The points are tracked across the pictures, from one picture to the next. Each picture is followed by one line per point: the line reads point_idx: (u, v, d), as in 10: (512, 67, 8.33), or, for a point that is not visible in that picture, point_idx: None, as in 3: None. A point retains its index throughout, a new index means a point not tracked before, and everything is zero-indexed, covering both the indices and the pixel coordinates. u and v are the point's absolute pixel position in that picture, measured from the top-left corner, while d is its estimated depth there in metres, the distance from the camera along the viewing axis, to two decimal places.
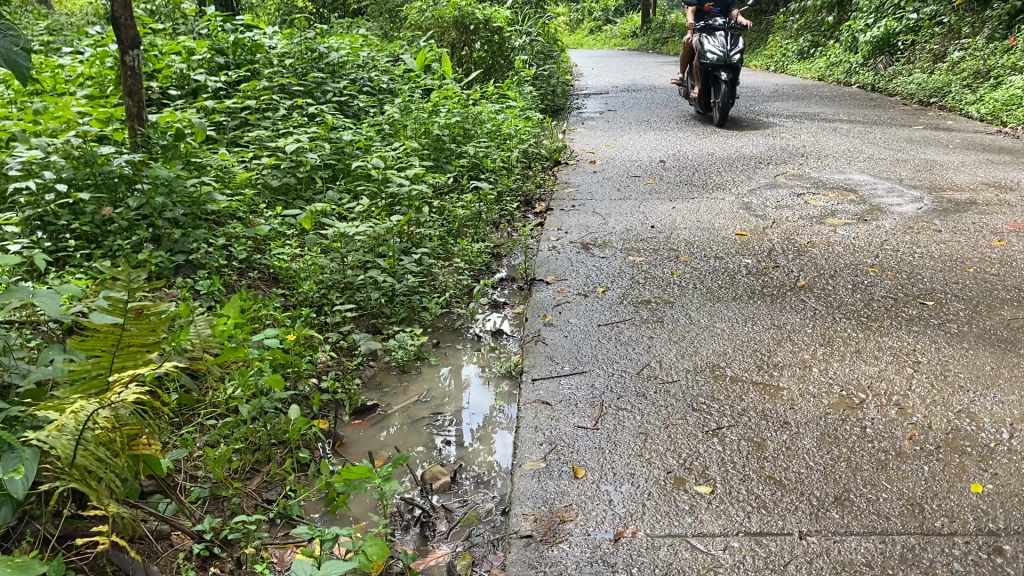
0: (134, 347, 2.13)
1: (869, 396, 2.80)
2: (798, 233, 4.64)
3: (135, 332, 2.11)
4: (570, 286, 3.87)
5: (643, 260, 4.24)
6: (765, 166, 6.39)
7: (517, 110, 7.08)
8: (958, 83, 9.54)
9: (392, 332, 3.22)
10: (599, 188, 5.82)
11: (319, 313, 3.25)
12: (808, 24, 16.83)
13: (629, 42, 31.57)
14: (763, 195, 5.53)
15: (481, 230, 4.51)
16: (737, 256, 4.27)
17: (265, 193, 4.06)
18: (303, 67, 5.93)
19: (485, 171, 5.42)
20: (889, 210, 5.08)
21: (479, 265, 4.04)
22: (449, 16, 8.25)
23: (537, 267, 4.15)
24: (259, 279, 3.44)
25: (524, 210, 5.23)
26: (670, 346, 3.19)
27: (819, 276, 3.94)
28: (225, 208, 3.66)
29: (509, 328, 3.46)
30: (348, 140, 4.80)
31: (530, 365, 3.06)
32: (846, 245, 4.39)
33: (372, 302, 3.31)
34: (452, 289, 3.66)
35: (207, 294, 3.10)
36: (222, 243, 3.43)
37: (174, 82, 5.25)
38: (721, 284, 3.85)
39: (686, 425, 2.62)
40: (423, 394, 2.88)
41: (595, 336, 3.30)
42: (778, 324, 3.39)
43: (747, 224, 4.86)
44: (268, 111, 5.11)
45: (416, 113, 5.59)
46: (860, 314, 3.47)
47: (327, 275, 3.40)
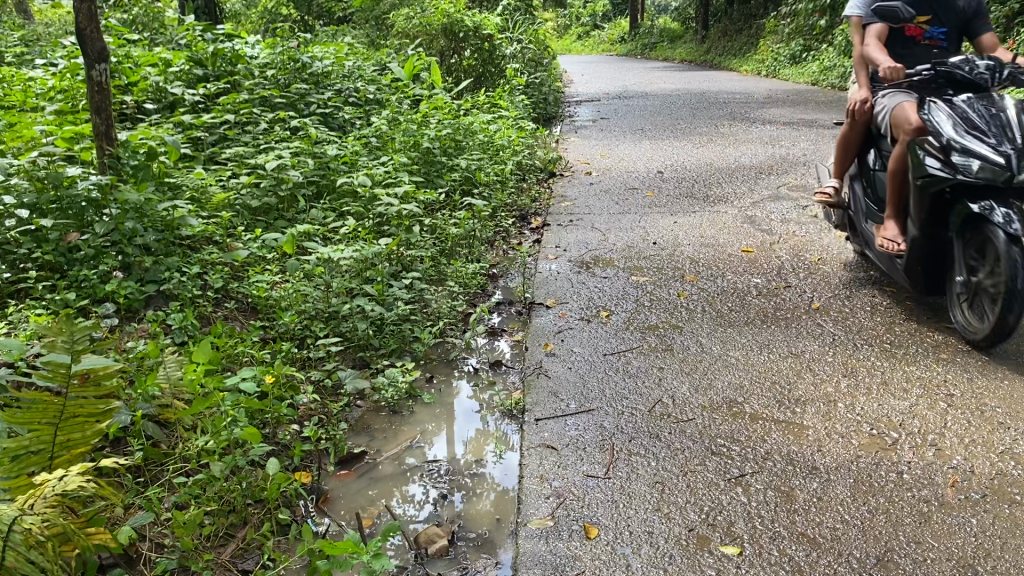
0: (81, 417, 1.95)
1: (903, 436, 2.57)
2: (807, 249, 4.42)
3: (81, 400, 1.94)
4: (571, 310, 3.63)
5: (647, 280, 4.01)
6: (767, 176, 6.18)
7: (509, 120, 6.85)
8: None
9: (381, 366, 2.98)
10: (596, 202, 5.59)
11: (302, 347, 3.01)
12: (800, 27, 16.68)
13: (618, 48, 31.44)
14: (768, 207, 5.32)
15: (475, 249, 4.28)
16: (745, 275, 4.05)
17: (244, 214, 3.82)
18: (286, 78, 5.68)
19: (477, 184, 5.19)
20: None
21: (473, 288, 3.80)
22: (438, 24, 8.01)
23: (536, 289, 3.91)
24: (237, 309, 3.20)
25: (519, 226, 5.00)
26: (683, 378, 2.96)
27: (835, 296, 3.72)
28: (199, 232, 3.42)
29: (507, 359, 3.22)
30: (333, 155, 4.56)
31: (532, 402, 2.82)
32: (859, 262, 4.17)
33: (359, 333, 3.07)
34: (445, 316, 3.42)
35: (178, 328, 2.87)
36: (197, 271, 3.19)
37: (150, 96, 5.01)
38: (731, 307, 3.63)
39: (706, 472, 2.38)
40: (416, 438, 2.64)
41: (601, 368, 3.06)
42: (796, 352, 3.16)
43: (753, 239, 4.64)
44: (249, 126, 4.87)
45: (405, 125, 5.35)
46: (883, 340, 3.25)
47: (310, 304, 3.17)
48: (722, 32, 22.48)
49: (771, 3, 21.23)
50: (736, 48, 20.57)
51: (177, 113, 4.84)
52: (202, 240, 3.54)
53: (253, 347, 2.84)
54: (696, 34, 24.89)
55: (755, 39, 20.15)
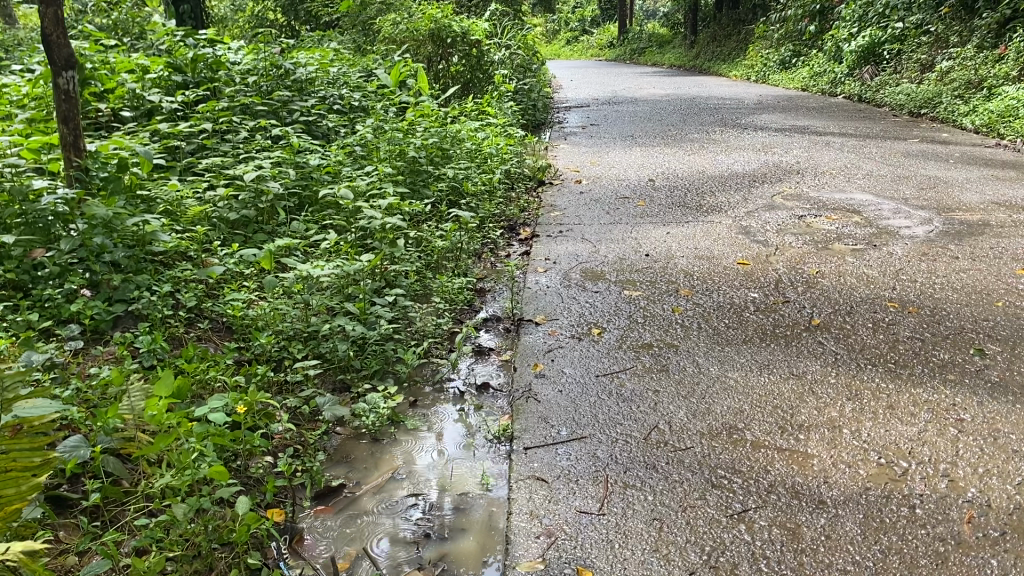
0: (17, 472, 1.82)
1: (913, 466, 2.43)
2: (804, 262, 4.29)
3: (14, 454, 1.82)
4: (561, 328, 3.48)
5: (640, 295, 3.87)
6: (760, 185, 6.05)
7: (498, 127, 6.70)
8: (949, 93, 9.28)
9: (362, 390, 2.83)
10: (586, 211, 5.45)
11: (277, 371, 2.86)
12: (789, 33, 16.62)
13: (607, 53, 31.35)
14: (762, 217, 5.20)
15: (462, 263, 4.13)
16: (742, 289, 3.92)
17: (220, 227, 3.66)
18: (267, 85, 5.52)
19: (465, 195, 5.05)
20: (898, 234, 4.75)
21: (459, 305, 3.65)
22: (425, 28, 7.85)
23: (525, 304, 3.77)
24: (211, 329, 3.04)
25: (508, 237, 4.86)
26: (679, 402, 2.81)
27: (836, 313, 3.58)
28: (172, 248, 3.26)
29: (495, 380, 3.07)
30: (315, 165, 4.41)
31: (521, 428, 2.67)
32: (858, 276, 4.04)
33: (340, 355, 2.91)
34: (430, 335, 3.27)
35: (147, 351, 2.70)
36: (169, 289, 3.03)
37: (127, 102, 4.84)
38: (728, 324, 3.49)
39: (706, 507, 2.24)
40: (399, 468, 2.49)
41: (593, 391, 2.91)
42: (797, 373, 3.03)
43: (749, 251, 4.51)
44: (228, 134, 4.71)
45: (390, 134, 5.20)
46: (887, 360, 3.12)
47: (287, 324, 3.00)
48: (711, 37, 22.43)
49: (759, 8, 21.20)
50: (725, 53, 20.51)
51: (153, 121, 4.67)
52: (175, 255, 3.38)
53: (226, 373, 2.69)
54: (685, 39, 24.84)
55: (744, 43, 20.09)
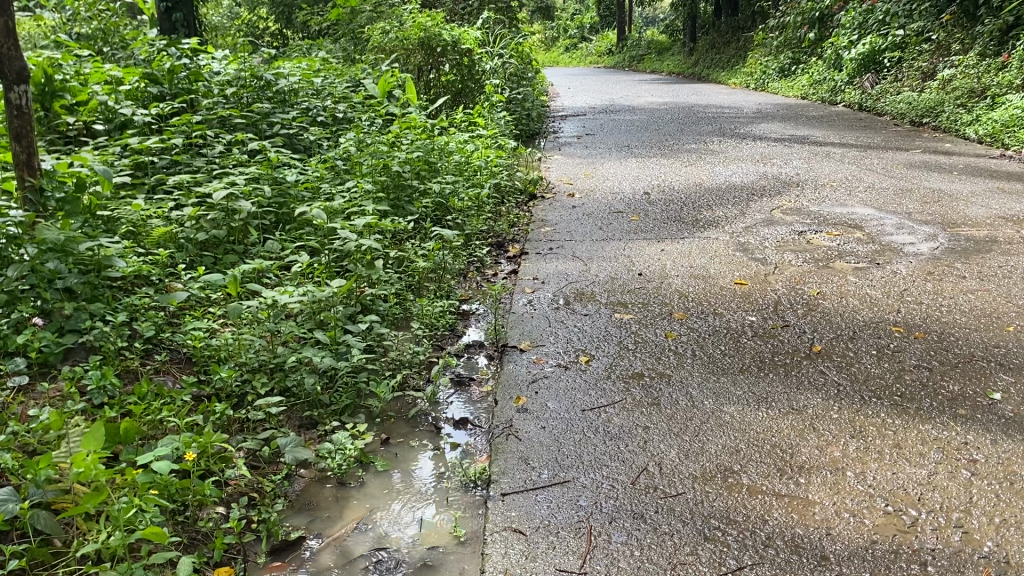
0: None
1: (923, 515, 2.23)
2: (805, 282, 4.10)
3: None
4: (547, 355, 3.29)
5: (632, 318, 3.68)
6: (758, 198, 5.87)
7: (488, 139, 6.52)
8: (952, 102, 9.10)
9: (328, 428, 2.64)
10: (578, 226, 5.26)
11: (239, 408, 2.66)
12: (789, 40, 16.47)
13: (605, 60, 31.20)
14: (760, 233, 5.00)
15: (445, 284, 3.94)
16: (739, 311, 3.72)
17: (187, 249, 3.47)
18: (248, 97, 5.34)
19: (452, 211, 4.86)
20: (902, 251, 4.56)
21: (440, 331, 3.46)
22: (415, 38, 7.68)
23: (510, 329, 3.57)
24: (170, 361, 2.85)
25: (495, 255, 4.67)
26: (671, 440, 2.62)
27: (838, 338, 3.39)
28: (131, 273, 3.07)
29: (474, 414, 2.87)
30: (292, 181, 4.23)
31: (499, 471, 2.47)
32: (862, 297, 3.85)
33: (306, 389, 2.72)
34: (407, 364, 3.08)
35: (96, 389, 2.51)
36: (125, 319, 2.84)
37: (100, 116, 4.67)
38: (724, 351, 3.29)
39: (698, 564, 2.04)
40: (364, 517, 2.29)
41: (579, 427, 2.71)
42: (797, 407, 2.83)
43: (747, 269, 4.31)
44: (204, 149, 4.52)
45: (373, 148, 5.02)
46: (893, 392, 2.92)
47: (252, 356, 2.81)
48: (710, 45, 22.29)
49: (757, 15, 21.07)
50: (724, 60, 20.36)
51: (125, 136, 4.49)
52: (137, 280, 3.19)
53: (181, 412, 2.49)
54: (684, 46, 24.70)
55: (743, 51, 19.93)
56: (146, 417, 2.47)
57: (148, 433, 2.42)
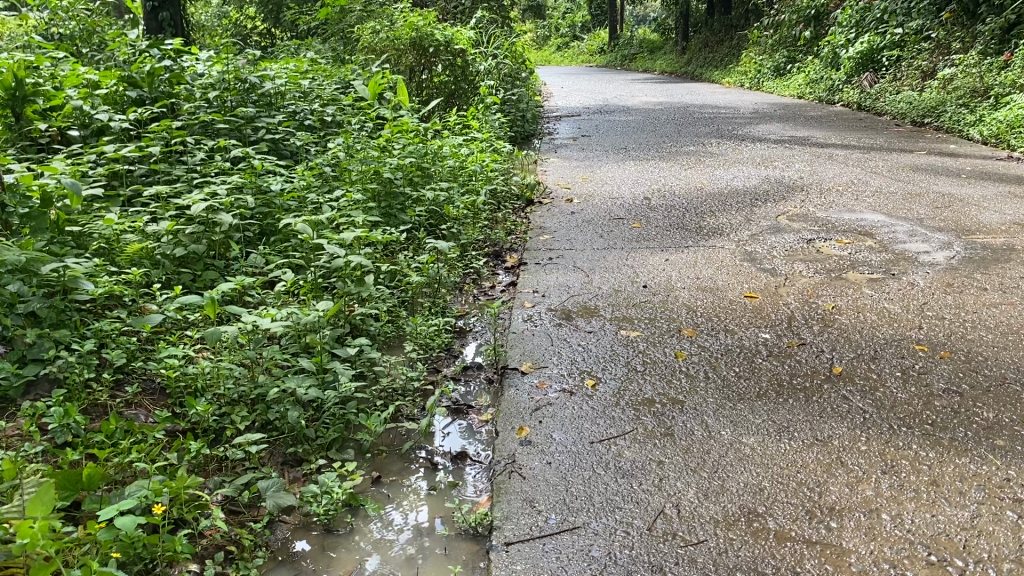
0: None
1: (971, 566, 2.02)
2: (819, 294, 3.90)
3: None
4: (550, 378, 3.07)
5: (638, 335, 3.47)
6: (763, 203, 5.66)
7: (483, 142, 6.30)
8: (954, 102, 8.91)
9: (314, 467, 2.43)
10: (578, 234, 5.05)
11: (217, 445, 2.45)
12: (784, 38, 16.25)
13: (597, 60, 31.02)
14: (768, 241, 4.80)
15: (440, 300, 3.73)
16: (751, 327, 3.51)
17: (164, 266, 3.25)
18: (232, 100, 5.11)
19: (446, 219, 4.65)
20: (917, 260, 4.36)
21: (435, 352, 3.25)
22: (406, 37, 7.44)
23: (510, 348, 3.36)
24: (143, 392, 2.64)
25: (492, 266, 4.46)
26: (688, 478, 2.40)
27: (859, 359, 3.18)
28: (101, 295, 2.85)
29: (472, 447, 2.65)
30: (277, 190, 4.01)
31: (502, 515, 2.26)
32: (880, 312, 3.65)
33: (290, 423, 2.51)
34: (400, 392, 2.87)
35: (59, 427, 2.30)
36: (93, 347, 2.62)
37: (75, 121, 4.45)
38: (739, 372, 3.08)
39: None
40: (354, 571, 2.06)
41: (588, 462, 2.50)
42: (822, 437, 2.62)
43: (757, 281, 4.11)
44: (184, 156, 4.30)
45: (364, 154, 4.80)
46: (923, 420, 2.71)
47: (230, 386, 2.60)
48: (703, 44, 22.09)
49: (750, 14, 20.88)
50: (718, 59, 20.18)
51: (100, 143, 4.26)
52: (108, 301, 2.97)
53: (151, 452, 2.28)
54: (676, 44, 24.51)
55: (737, 49, 19.73)
56: (114, 459, 2.26)
57: (116, 478, 2.21)
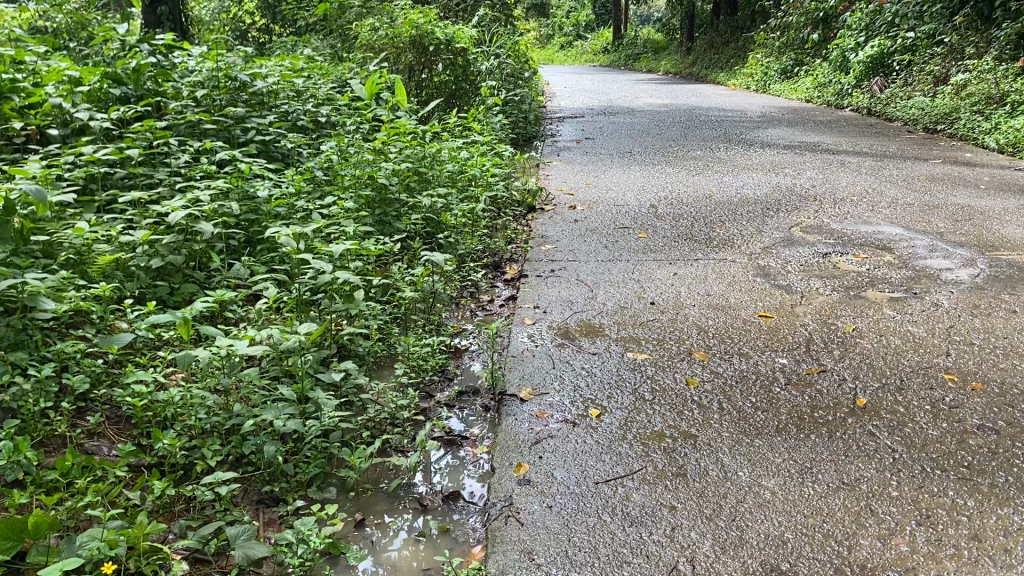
0: None
1: None
2: (837, 314, 3.68)
3: None
4: (552, 406, 2.85)
5: (646, 358, 3.24)
6: (775, 213, 5.44)
7: (484, 145, 6.08)
8: (969, 108, 8.69)
9: (292, 509, 2.20)
10: (581, 244, 4.83)
11: (185, 482, 2.23)
12: (791, 41, 15.99)
13: (602, 60, 30.81)
14: (781, 254, 4.57)
15: (435, 317, 3.51)
16: (767, 351, 3.29)
17: (138, 279, 3.03)
18: (221, 99, 4.89)
19: (443, 227, 4.43)
20: (939, 277, 4.14)
21: (427, 374, 3.03)
22: (406, 35, 7.21)
23: (508, 371, 3.14)
24: (107, 421, 2.42)
25: (491, 277, 4.24)
26: (703, 528, 2.18)
27: (884, 389, 2.95)
28: (66, 312, 2.63)
29: (465, 485, 2.42)
30: (264, 197, 3.79)
31: (497, 570, 2.03)
32: (904, 336, 3.43)
33: (266, 458, 2.28)
34: (389, 421, 2.65)
35: (8, 463, 2.08)
36: (53, 371, 2.40)
37: (54, 120, 4.24)
38: (756, 403, 2.86)
39: None
40: None
41: (592, 507, 2.27)
42: (850, 481, 2.39)
43: (771, 298, 3.89)
44: (168, 159, 4.08)
45: (358, 157, 4.58)
46: (959, 461, 2.48)
47: (202, 416, 2.38)
48: (708, 44, 21.86)
49: (757, 16, 20.66)
50: (723, 60, 19.95)
51: (79, 143, 4.04)
52: (75, 318, 2.75)
53: (109, 494, 2.06)
54: (681, 45, 24.30)
55: (743, 51, 19.49)
56: (68, 501, 2.04)
57: (68, 524, 1.98)
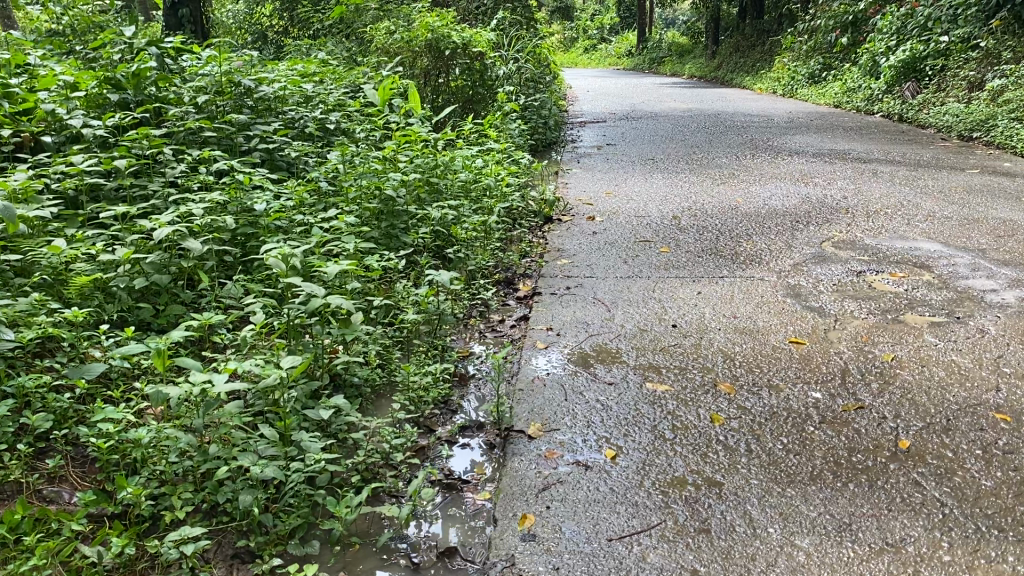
0: None
1: None
2: (874, 341, 3.41)
3: None
4: (563, 445, 2.60)
5: (667, 389, 2.99)
6: (804, 226, 5.16)
7: (499, 152, 5.85)
8: (1006, 116, 8.34)
9: (268, 568, 1.97)
10: (600, 258, 4.59)
11: (150, 536, 2.01)
12: (819, 44, 15.62)
13: (625, 62, 30.54)
14: (811, 272, 4.30)
15: (439, 341, 3.28)
16: (799, 384, 3.02)
17: (120, 300, 2.84)
18: (224, 104, 4.70)
19: (453, 241, 4.20)
20: (983, 300, 3.86)
21: (428, 407, 2.79)
22: (421, 39, 6.99)
23: (517, 402, 2.89)
24: (71, 462, 2.22)
25: (503, 295, 4.01)
26: None
27: (929, 430, 2.68)
28: (32, 340, 2.44)
29: (462, 538, 2.17)
30: (261, 209, 3.58)
31: None
32: (948, 367, 3.15)
33: (242, 509, 2.07)
34: (382, 463, 2.42)
35: None
36: (11, 409, 2.20)
37: (47, 127, 4.06)
38: (787, 446, 2.60)
39: None
40: None
41: (604, 569, 2.02)
42: (896, 543, 2.13)
43: (802, 322, 3.62)
44: (163, 169, 3.89)
45: (364, 167, 4.36)
46: (1019, 520, 2.21)
47: (173, 460, 2.17)
48: (734, 48, 21.52)
49: (784, 18, 20.30)
50: (749, 64, 19.63)
51: (71, 150, 3.86)
52: (47, 345, 2.56)
53: (60, 553, 1.85)
54: (707, 48, 23.97)
55: (769, 55, 19.14)
56: (14, 563, 1.83)
57: None
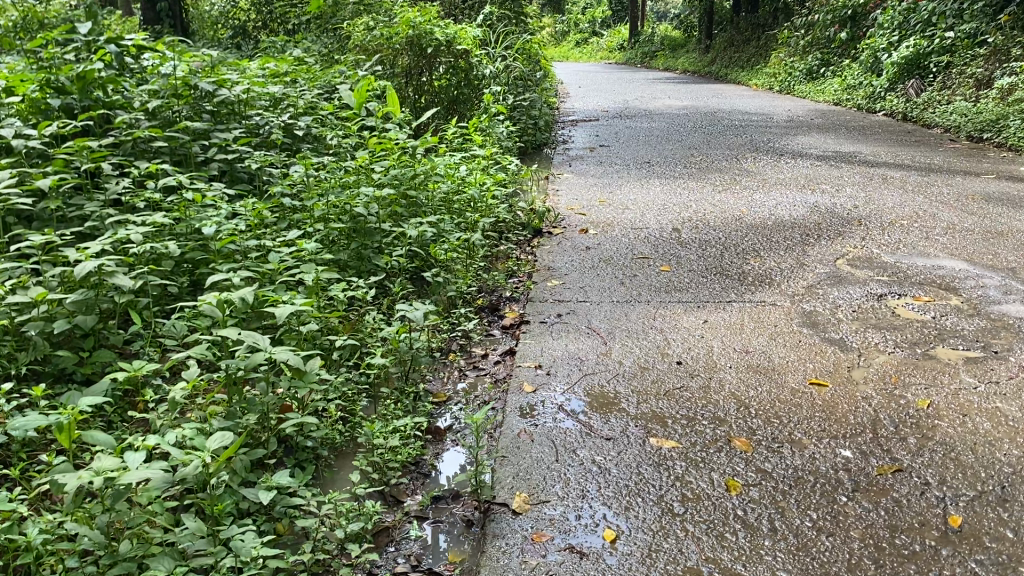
0: None
1: None
2: (905, 381, 3.01)
3: None
4: (554, 525, 2.20)
5: (674, 445, 2.59)
6: (815, 241, 4.77)
7: (485, 158, 5.44)
8: (1018, 115, 7.97)
9: None
10: (594, 278, 4.18)
11: None
12: (816, 39, 15.23)
13: (618, 56, 30.13)
14: (827, 295, 3.91)
15: (411, 387, 2.87)
16: (825, 440, 2.62)
17: (36, 349, 2.44)
18: (180, 111, 4.28)
19: (431, 262, 3.79)
20: (1020, 329, 3.46)
21: (395, 473, 2.39)
22: (402, 35, 6.56)
23: (500, 465, 2.49)
24: None
25: (487, 324, 3.61)
26: None
27: (982, 502, 2.29)
28: None
29: None
30: (210, 232, 3.17)
31: None
32: (993, 416, 2.76)
33: None
34: (335, 555, 2.03)
35: None
36: None
37: None
38: (819, 525, 2.19)
39: None
40: None
41: None
42: None
43: (821, 358, 3.23)
44: (104, 185, 3.48)
45: (333, 180, 3.95)
46: None
47: (73, 565, 1.76)
48: (728, 43, 21.10)
49: (780, 13, 19.91)
50: (744, 59, 19.23)
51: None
52: None
53: None
54: (699, 43, 23.57)
55: (764, 50, 18.74)
56: None
57: None
